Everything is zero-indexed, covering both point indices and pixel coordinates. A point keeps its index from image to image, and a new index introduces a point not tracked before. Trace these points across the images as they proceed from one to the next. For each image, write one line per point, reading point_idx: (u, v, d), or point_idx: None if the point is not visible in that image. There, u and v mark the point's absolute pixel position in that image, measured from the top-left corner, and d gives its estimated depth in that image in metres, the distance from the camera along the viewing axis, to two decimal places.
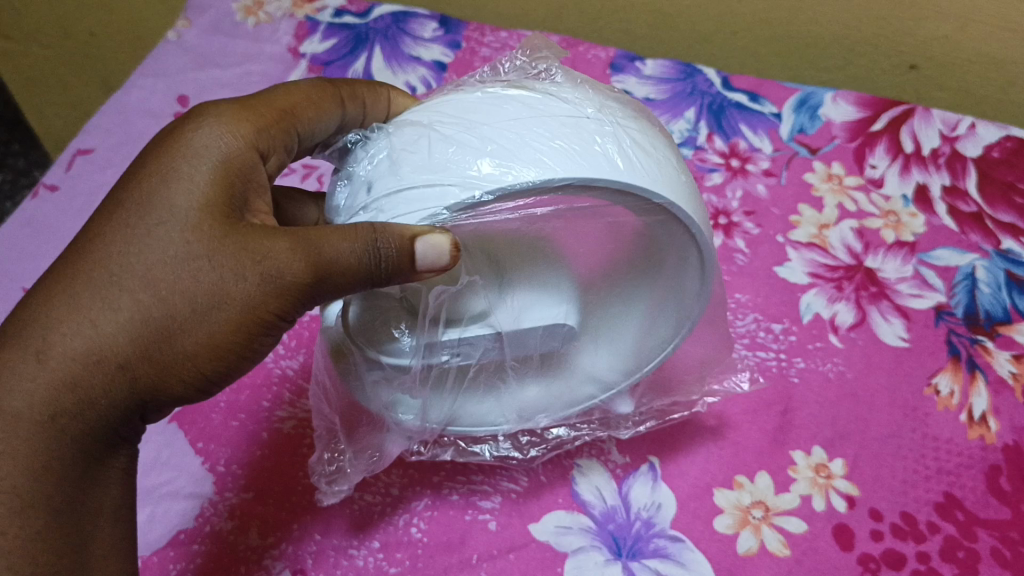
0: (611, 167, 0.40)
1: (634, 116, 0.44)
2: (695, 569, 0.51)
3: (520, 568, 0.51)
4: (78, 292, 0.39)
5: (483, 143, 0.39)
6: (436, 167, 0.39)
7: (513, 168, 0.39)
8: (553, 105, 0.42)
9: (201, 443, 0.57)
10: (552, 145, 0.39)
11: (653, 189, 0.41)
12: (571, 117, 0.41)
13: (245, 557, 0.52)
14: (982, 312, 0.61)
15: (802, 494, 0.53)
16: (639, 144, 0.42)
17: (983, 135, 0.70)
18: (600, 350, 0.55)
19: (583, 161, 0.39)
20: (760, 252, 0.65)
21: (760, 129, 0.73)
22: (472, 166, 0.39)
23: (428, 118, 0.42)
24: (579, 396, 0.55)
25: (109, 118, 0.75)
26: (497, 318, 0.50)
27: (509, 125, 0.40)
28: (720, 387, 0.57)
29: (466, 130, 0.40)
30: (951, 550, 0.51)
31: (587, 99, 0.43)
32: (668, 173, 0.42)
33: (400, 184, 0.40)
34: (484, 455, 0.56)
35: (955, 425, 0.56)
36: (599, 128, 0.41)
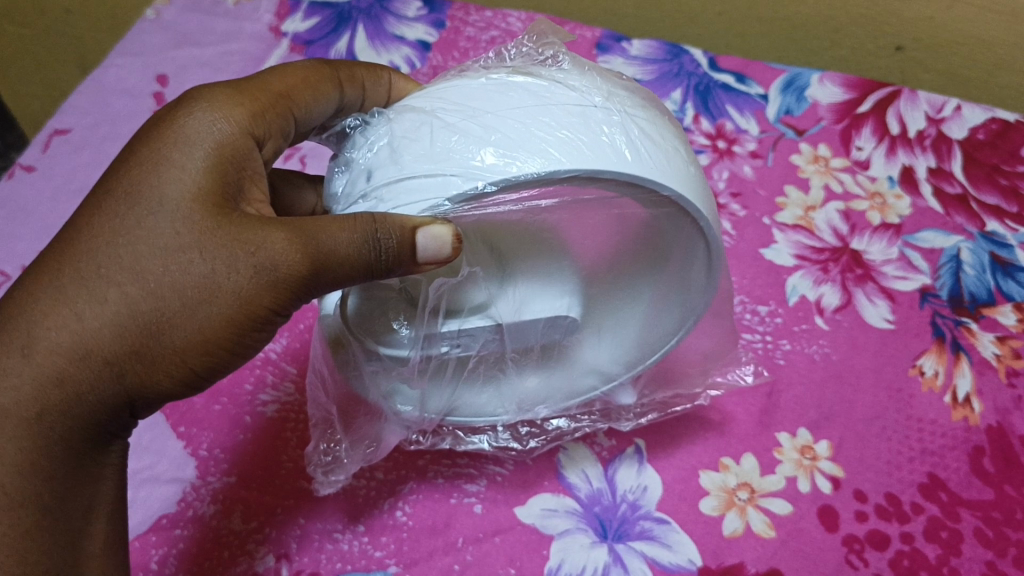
0: (619, 159, 0.39)
1: (642, 104, 0.44)
2: (681, 551, 0.51)
3: (506, 551, 0.51)
4: (64, 284, 0.38)
5: (486, 133, 0.39)
6: (438, 157, 0.39)
7: (517, 159, 0.38)
8: (559, 93, 0.41)
9: (182, 427, 0.56)
10: (557, 136, 0.39)
11: (663, 181, 0.40)
12: (578, 106, 0.40)
13: (228, 542, 0.52)
14: (966, 294, 0.61)
15: (788, 475, 0.53)
16: (648, 135, 0.41)
17: (969, 116, 0.70)
18: (603, 342, 0.54)
19: (590, 153, 0.39)
20: (746, 233, 0.65)
21: (746, 110, 0.72)
22: (476, 156, 0.38)
23: (431, 105, 0.41)
24: (579, 388, 0.55)
25: (86, 97, 0.74)
26: (497, 309, 0.49)
27: (513, 114, 0.40)
28: (723, 379, 0.57)
29: (469, 118, 0.40)
30: (935, 530, 0.51)
31: (594, 87, 0.43)
32: (677, 165, 0.42)
33: (403, 173, 0.39)
34: (483, 445, 0.55)
35: (940, 406, 0.56)
36: (606, 117, 0.41)
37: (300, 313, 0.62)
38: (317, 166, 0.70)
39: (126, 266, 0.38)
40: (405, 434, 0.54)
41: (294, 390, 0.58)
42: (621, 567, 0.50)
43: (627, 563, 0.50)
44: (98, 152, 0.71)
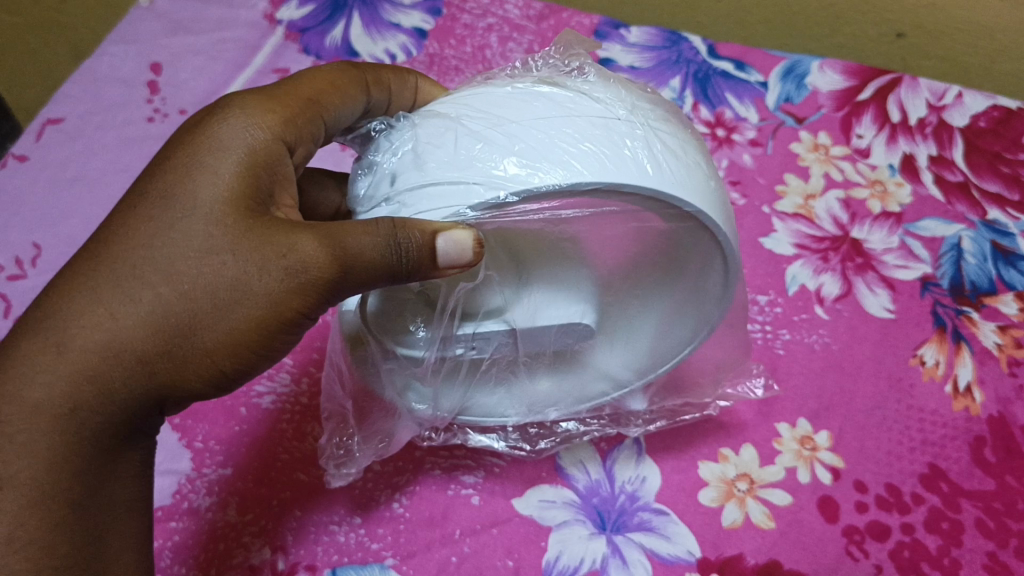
0: (635, 186, 0.39)
1: (666, 118, 0.43)
2: (680, 543, 0.50)
3: (504, 543, 0.51)
4: (96, 284, 0.38)
5: (510, 141, 0.38)
6: (461, 165, 0.38)
7: (539, 170, 0.37)
8: (584, 105, 0.40)
9: (177, 418, 0.56)
10: (580, 147, 0.38)
11: (685, 197, 0.40)
12: (602, 118, 0.40)
13: (224, 534, 0.51)
14: (967, 283, 0.60)
15: (788, 466, 0.53)
16: (668, 149, 0.40)
17: (970, 104, 0.69)
18: (616, 349, 0.53)
19: (612, 166, 0.38)
20: (746, 222, 0.64)
21: (746, 98, 0.72)
22: (496, 168, 0.38)
23: (459, 111, 0.41)
24: (589, 395, 0.54)
25: (79, 85, 0.73)
26: (513, 315, 0.49)
27: (537, 124, 0.39)
28: (733, 391, 0.55)
29: (493, 127, 0.39)
30: (936, 521, 0.50)
31: (619, 99, 0.42)
32: (698, 180, 0.41)
33: (423, 181, 0.39)
34: (496, 445, 0.55)
35: (940, 396, 0.55)
36: (630, 130, 0.40)
37: None
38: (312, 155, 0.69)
39: (160, 268, 0.37)
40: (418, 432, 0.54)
41: (289, 381, 0.58)
42: (619, 559, 0.50)
43: (626, 555, 0.50)
44: (90, 142, 0.70)
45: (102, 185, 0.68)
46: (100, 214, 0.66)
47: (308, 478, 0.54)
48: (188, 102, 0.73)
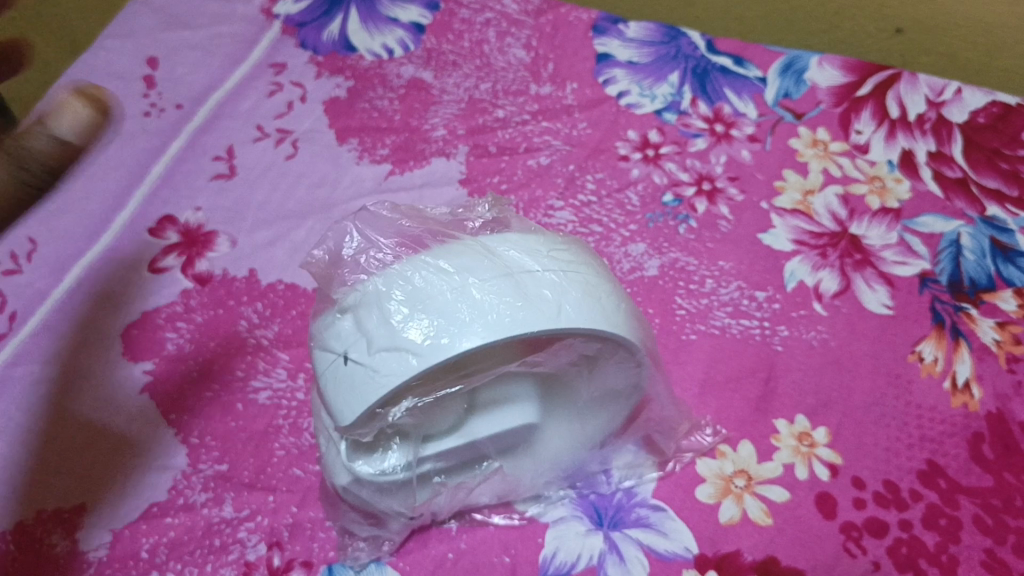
0: (561, 309, 0.40)
1: (575, 250, 0.44)
2: (677, 539, 0.50)
3: (500, 539, 0.51)
4: None
5: (434, 311, 0.39)
6: (393, 332, 0.39)
7: (460, 332, 0.38)
8: (502, 259, 0.41)
9: (173, 414, 0.56)
10: (495, 305, 0.39)
11: (600, 330, 0.40)
12: (518, 273, 0.40)
13: (219, 530, 0.51)
14: (966, 279, 0.60)
15: (786, 462, 0.53)
16: (594, 290, 0.42)
17: (969, 100, 0.69)
18: (569, 427, 0.51)
19: (526, 306, 0.39)
20: (744, 218, 0.64)
21: (744, 93, 0.71)
22: (432, 334, 0.38)
23: (387, 279, 0.41)
24: (545, 493, 0.53)
25: (75, 80, 0.73)
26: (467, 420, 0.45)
27: (459, 295, 0.39)
28: (688, 444, 0.54)
29: (420, 294, 0.39)
30: (933, 518, 0.50)
31: (535, 247, 0.42)
32: (610, 311, 0.42)
33: (370, 371, 0.39)
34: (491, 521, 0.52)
35: (939, 392, 0.55)
36: (544, 277, 0.40)
37: (292, 299, 0.61)
38: (309, 150, 0.69)
39: None
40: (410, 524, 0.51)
41: (285, 376, 0.58)
42: (617, 555, 0.50)
43: (623, 550, 0.50)
44: None
45: (98, 180, 0.67)
46: (96, 208, 0.66)
47: (304, 474, 0.54)
48: (184, 96, 0.72)
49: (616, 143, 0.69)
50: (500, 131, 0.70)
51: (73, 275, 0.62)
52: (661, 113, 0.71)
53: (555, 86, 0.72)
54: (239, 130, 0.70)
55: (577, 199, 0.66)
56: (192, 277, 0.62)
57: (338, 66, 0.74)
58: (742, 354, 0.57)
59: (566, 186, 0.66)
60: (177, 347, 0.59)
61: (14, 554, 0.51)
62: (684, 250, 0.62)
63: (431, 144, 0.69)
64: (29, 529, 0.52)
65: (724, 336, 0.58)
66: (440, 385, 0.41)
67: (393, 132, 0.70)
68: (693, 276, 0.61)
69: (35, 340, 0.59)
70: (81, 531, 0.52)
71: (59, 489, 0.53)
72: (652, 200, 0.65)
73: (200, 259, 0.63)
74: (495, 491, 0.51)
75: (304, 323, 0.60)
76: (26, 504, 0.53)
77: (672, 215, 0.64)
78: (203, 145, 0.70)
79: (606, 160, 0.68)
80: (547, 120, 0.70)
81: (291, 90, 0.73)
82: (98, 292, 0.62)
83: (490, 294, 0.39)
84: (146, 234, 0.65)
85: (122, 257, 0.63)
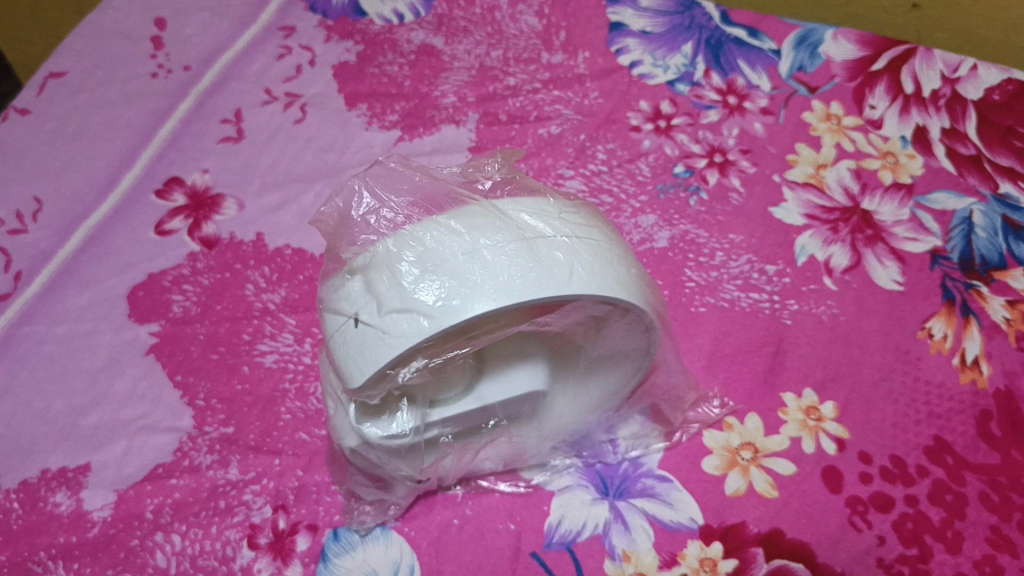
0: (572, 272, 0.39)
1: (586, 215, 0.44)
2: (682, 509, 0.50)
3: (505, 506, 0.51)
4: None
5: (446, 275, 0.38)
6: (404, 295, 0.38)
7: (472, 296, 0.38)
8: (513, 221, 0.41)
9: (180, 375, 0.56)
10: (508, 268, 0.38)
11: (612, 294, 0.40)
12: (529, 236, 0.40)
13: (224, 492, 0.51)
14: (977, 257, 0.60)
15: (792, 436, 0.53)
16: (606, 255, 0.41)
17: (985, 77, 0.68)
18: (577, 398, 0.51)
19: (538, 269, 0.39)
20: (755, 191, 0.64)
21: (758, 65, 0.71)
22: (445, 296, 0.38)
23: (399, 239, 0.40)
24: (550, 462, 0.53)
25: (82, 39, 0.72)
26: (476, 386, 0.45)
27: (470, 258, 0.39)
28: (695, 414, 0.54)
29: (431, 257, 0.39)
30: (939, 494, 0.50)
31: (545, 209, 0.42)
32: (621, 275, 0.41)
33: (381, 331, 0.39)
34: (499, 489, 0.52)
35: (947, 369, 0.55)
36: (554, 240, 0.40)
37: (299, 264, 0.61)
38: (318, 115, 0.68)
39: None
40: (418, 490, 0.51)
41: (292, 340, 0.57)
42: (621, 524, 0.50)
43: (628, 520, 0.50)
44: (92, 96, 0.69)
45: (104, 140, 0.67)
46: (101, 168, 0.65)
47: (310, 438, 0.54)
48: (192, 58, 0.72)
49: (627, 113, 0.68)
50: (511, 99, 0.69)
51: (78, 235, 0.62)
52: (674, 83, 0.70)
53: (567, 55, 0.72)
54: (247, 93, 0.70)
55: (587, 169, 0.65)
56: (198, 241, 0.62)
57: (348, 30, 0.73)
58: (751, 327, 0.57)
59: (577, 155, 0.66)
60: (183, 310, 0.59)
61: (19, 512, 0.51)
62: (694, 221, 0.62)
63: (441, 111, 0.68)
64: (34, 487, 0.52)
65: (733, 309, 0.58)
66: (451, 348, 0.41)
67: (403, 98, 0.69)
68: (703, 248, 0.61)
69: (39, 299, 0.59)
70: (86, 490, 0.52)
71: (63, 449, 0.53)
72: (662, 171, 0.65)
73: (207, 222, 0.63)
74: (501, 458, 0.51)
75: (311, 288, 0.60)
76: (31, 463, 0.53)
77: (683, 186, 0.64)
78: (211, 108, 0.69)
79: (617, 130, 0.67)
80: (558, 88, 0.70)
81: (300, 54, 0.72)
82: (104, 253, 0.61)
83: (502, 257, 0.39)
84: (152, 196, 0.64)
85: (128, 218, 0.63)
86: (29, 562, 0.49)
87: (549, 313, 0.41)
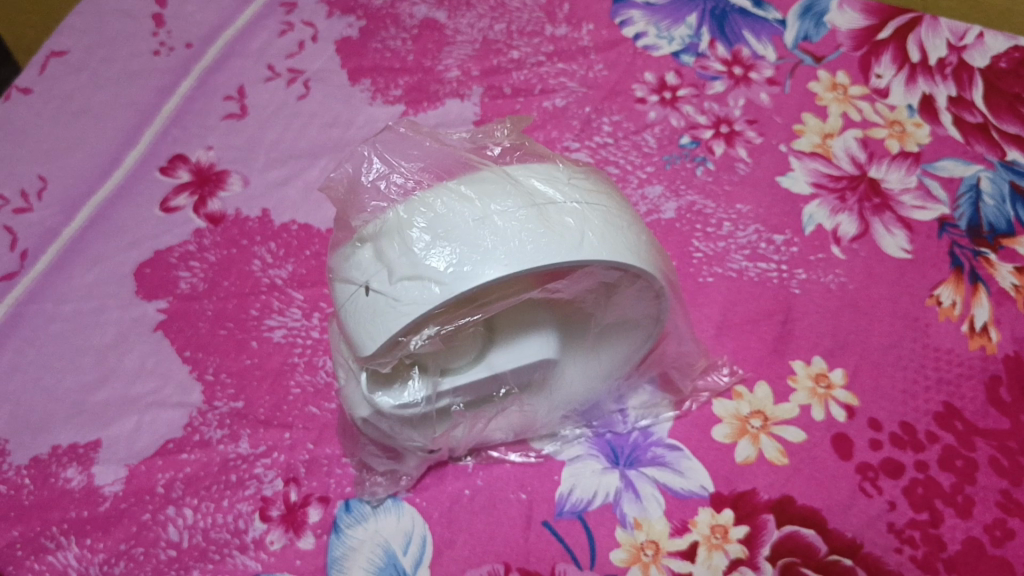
0: (583, 238, 0.39)
1: (596, 182, 0.44)
2: (693, 477, 0.50)
3: (516, 477, 0.51)
4: None
5: (456, 242, 0.38)
6: (416, 263, 0.38)
7: (482, 263, 0.38)
8: (523, 187, 0.40)
9: (188, 351, 0.56)
10: (518, 234, 0.38)
11: (622, 260, 0.40)
12: (539, 202, 0.40)
13: (235, 466, 0.52)
14: (985, 225, 0.59)
15: (802, 404, 0.53)
16: (616, 222, 0.41)
17: (991, 45, 0.68)
18: (587, 368, 0.51)
19: (549, 234, 0.39)
20: (762, 161, 0.63)
21: (764, 36, 0.70)
22: (456, 262, 0.38)
23: (409, 207, 0.40)
24: (560, 432, 0.53)
25: (83, 17, 0.72)
26: (488, 355, 0.45)
27: (481, 224, 0.39)
28: (705, 383, 0.54)
29: (442, 225, 0.39)
30: (950, 459, 0.50)
31: (555, 176, 0.42)
32: (631, 241, 0.41)
33: (393, 299, 0.38)
34: (510, 459, 0.52)
35: (956, 336, 0.55)
36: (564, 206, 0.40)
37: (306, 240, 0.61)
38: (321, 91, 0.68)
39: None
40: (430, 461, 0.51)
41: (300, 315, 0.57)
42: (632, 493, 0.50)
43: (639, 489, 0.50)
44: (95, 75, 0.69)
45: (107, 118, 0.66)
46: (105, 146, 0.65)
47: (320, 411, 0.54)
48: (193, 35, 0.71)
49: (632, 85, 0.68)
50: (516, 73, 0.69)
51: (84, 213, 0.62)
52: (679, 54, 0.70)
53: (571, 27, 0.71)
54: (250, 69, 0.70)
55: (593, 141, 0.65)
56: (204, 217, 0.62)
57: (350, 5, 0.73)
58: (759, 297, 0.57)
59: (582, 128, 0.66)
60: (190, 286, 0.59)
61: (31, 488, 0.51)
62: (701, 192, 0.62)
63: (445, 85, 0.68)
64: (46, 463, 0.52)
65: (741, 279, 0.58)
66: (462, 315, 0.41)
67: (406, 72, 0.69)
68: (710, 219, 0.61)
69: (45, 277, 0.59)
70: (97, 466, 0.52)
71: (73, 425, 0.53)
72: (669, 142, 0.64)
73: (212, 199, 0.63)
74: (512, 428, 0.51)
75: (318, 263, 0.60)
76: (42, 439, 0.53)
77: (689, 157, 0.64)
78: (214, 84, 0.69)
79: (622, 102, 0.67)
80: (563, 61, 0.69)
81: (302, 30, 0.72)
82: (109, 230, 0.61)
83: (513, 223, 0.39)
84: (157, 173, 0.64)
85: (133, 196, 0.63)
86: (42, 537, 0.50)
87: (560, 280, 0.41)
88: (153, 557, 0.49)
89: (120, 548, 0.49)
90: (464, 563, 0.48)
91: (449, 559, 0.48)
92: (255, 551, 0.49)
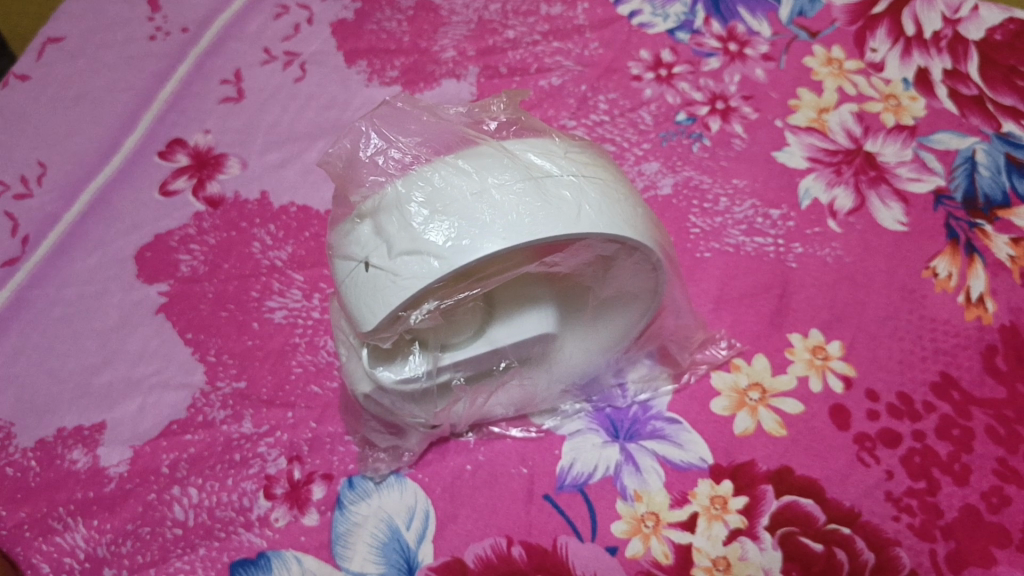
0: (581, 210, 0.39)
1: (593, 156, 0.44)
2: (692, 450, 0.51)
3: (518, 452, 0.52)
4: None
5: (454, 216, 0.39)
6: (415, 237, 0.39)
7: (480, 236, 0.38)
8: (520, 161, 0.41)
9: (190, 333, 0.56)
10: (515, 207, 0.39)
11: (619, 233, 0.40)
12: (536, 175, 0.40)
13: (239, 445, 0.52)
14: (981, 196, 0.60)
15: (800, 375, 0.53)
16: (614, 195, 0.41)
17: (986, 17, 0.68)
18: (587, 342, 0.51)
19: (546, 207, 0.39)
20: (758, 137, 0.64)
21: (759, 12, 0.70)
22: (454, 236, 0.38)
23: (408, 181, 0.40)
24: (560, 407, 0.53)
25: (78, 4, 0.72)
26: (488, 330, 0.46)
27: (479, 198, 0.39)
28: (703, 356, 0.54)
29: (440, 199, 0.39)
30: (947, 428, 0.51)
31: (552, 150, 0.42)
32: (628, 213, 0.42)
33: (392, 274, 0.39)
34: (511, 434, 0.53)
35: (953, 307, 0.55)
36: (561, 179, 0.40)
37: (305, 221, 0.61)
38: (318, 74, 0.68)
39: None
40: (432, 437, 0.52)
41: (300, 296, 0.58)
42: (632, 465, 0.51)
43: (639, 462, 0.51)
44: (91, 61, 0.69)
45: (105, 104, 0.66)
46: (103, 132, 0.65)
47: (322, 391, 0.54)
48: (189, 20, 0.71)
49: (628, 63, 0.68)
50: (511, 52, 0.69)
51: (84, 198, 0.62)
52: (674, 32, 0.70)
53: (566, 6, 0.71)
54: (246, 53, 0.70)
55: (589, 119, 0.65)
56: (203, 201, 0.62)
57: None
58: (756, 272, 0.57)
59: (578, 106, 0.66)
60: (191, 269, 0.59)
61: (37, 470, 0.52)
62: (697, 168, 0.62)
63: (440, 65, 0.68)
64: (51, 445, 0.53)
65: (738, 254, 0.58)
66: (462, 289, 0.41)
67: (402, 54, 0.69)
68: (707, 194, 0.61)
69: (46, 262, 0.59)
70: (102, 447, 0.52)
71: (77, 408, 0.54)
72: (665, 119, 0.65)
73: (211, 182, 0.63)
74: (513, 403, 0.52)
75: (317, 244, 0.60)
76: (47, 421, 0.53)
77: (686, 134, 0.64)
78: (210, 68, 0.69)
79: (618, 80, 0.67)
80: (558, 40, 0.69)
81: (297, 12, 0.72)
82: (109, 215, 0.61)
83: (510, 197, 0.39)
84: (155, 157, 0.64)
85: (132, 180, 0.63)
86: (49, 519, 0.50)
87: (558, 253, 0.41)
88: (160, 536, 0.50)
89: (126, 528, 0.50)
90: (467, 536, 0.49)
91: (452, 534, 0.49)
92: (260, 528, 0.50)
